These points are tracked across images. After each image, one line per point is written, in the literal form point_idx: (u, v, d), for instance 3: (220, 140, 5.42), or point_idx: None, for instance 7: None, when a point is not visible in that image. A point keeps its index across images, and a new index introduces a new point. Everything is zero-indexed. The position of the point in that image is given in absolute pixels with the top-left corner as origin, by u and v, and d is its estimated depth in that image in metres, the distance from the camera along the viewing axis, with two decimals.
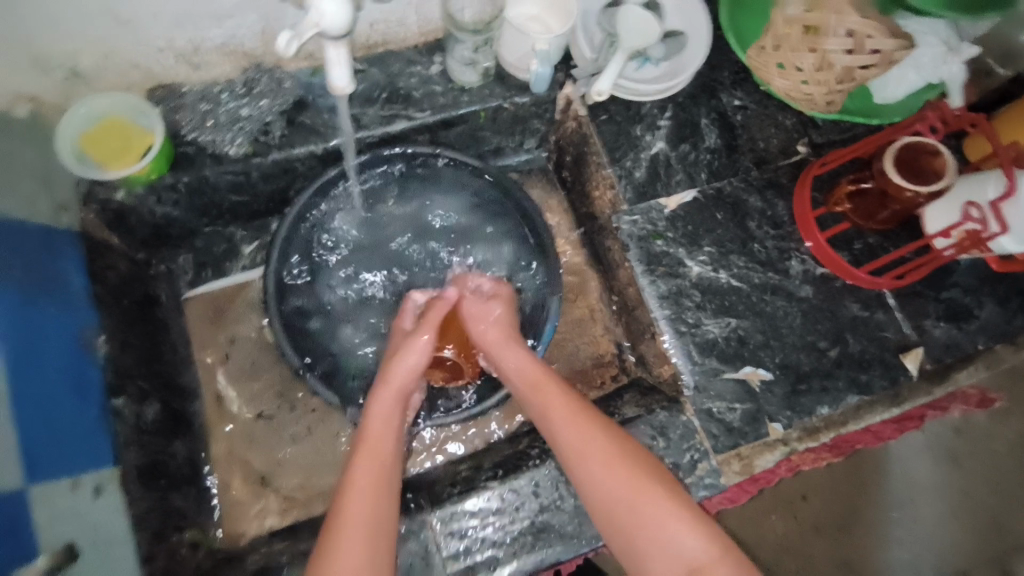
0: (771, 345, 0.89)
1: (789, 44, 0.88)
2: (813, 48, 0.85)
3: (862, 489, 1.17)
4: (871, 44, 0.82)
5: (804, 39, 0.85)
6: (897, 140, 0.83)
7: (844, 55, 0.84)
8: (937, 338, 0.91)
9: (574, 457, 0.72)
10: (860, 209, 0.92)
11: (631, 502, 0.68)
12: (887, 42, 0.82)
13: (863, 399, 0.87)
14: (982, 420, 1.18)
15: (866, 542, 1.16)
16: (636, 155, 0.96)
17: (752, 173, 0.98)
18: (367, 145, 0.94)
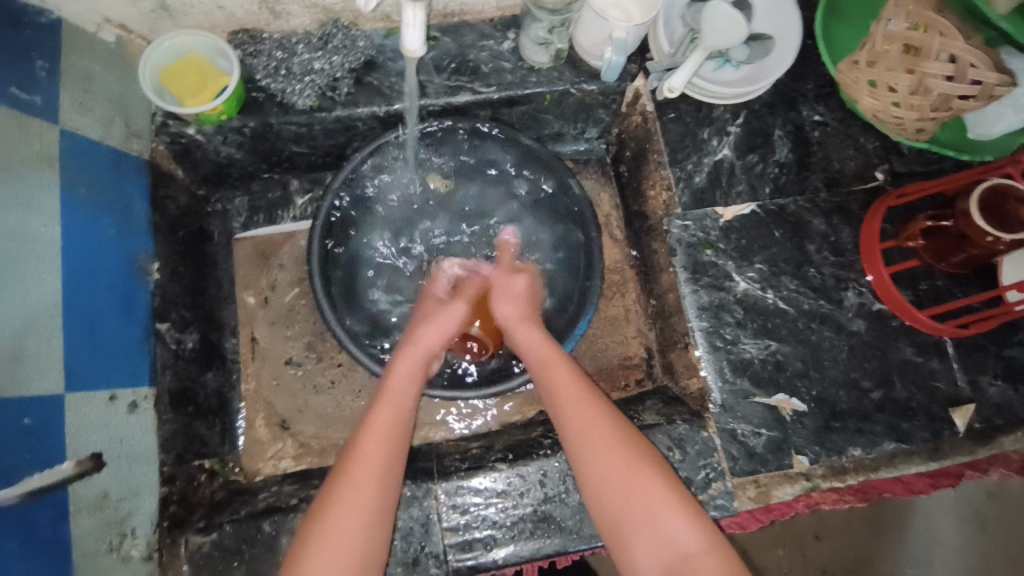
0: (810, 376, 0.85)
1: (885, 62, 0.83)
2: (910, 68, 0.80)
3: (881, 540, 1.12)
4: (973, 74, 0.76)
5: (902, 58, 0.81)
6: (987, 180, 0.77)
7: (942, 81, 0.78)
8: (991, 396, 0.85)
9: (579, 438, 0.71)
10: (932, 249, 0.85)
11: (631, 491, 0.67)
12: (989, 75, 0.76)
13: (899, 448, 0.82)
14: None
15: None
16: (699, 159, 0.93)
17: (821, 195, 0.93)
18: (429, 113, 0.94)
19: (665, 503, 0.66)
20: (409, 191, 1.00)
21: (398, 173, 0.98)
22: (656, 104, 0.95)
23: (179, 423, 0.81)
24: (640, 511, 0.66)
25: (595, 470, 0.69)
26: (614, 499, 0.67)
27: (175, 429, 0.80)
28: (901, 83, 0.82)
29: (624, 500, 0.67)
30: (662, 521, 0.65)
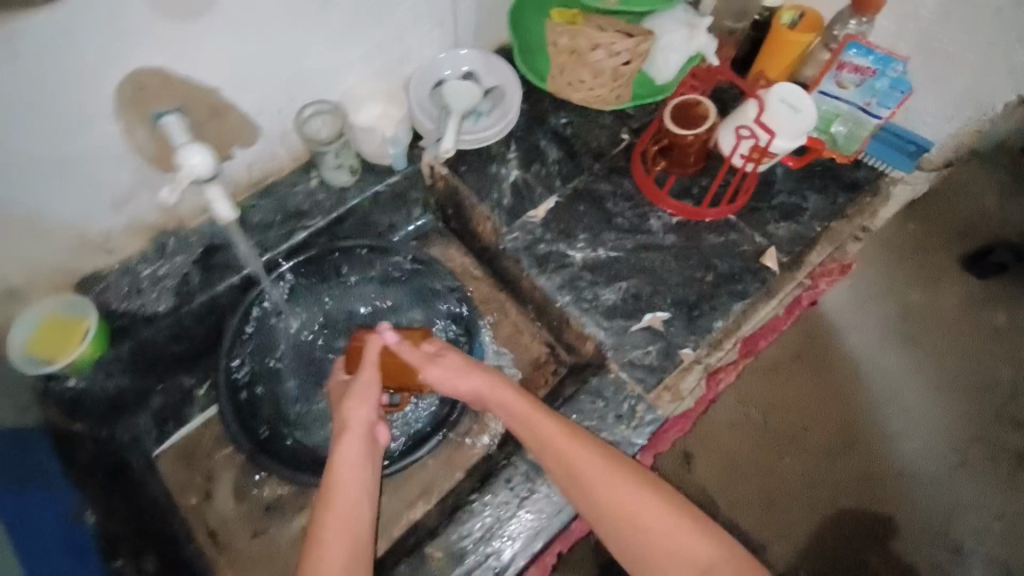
0: (660, 291, 1.04)
1: (567, 68, 1.06)
2: (583, 64, 1.03)
3: (850, 408, 1.44)
4: (618, 48, 1.00)
5: (573, 58, 1.03)
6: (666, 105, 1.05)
7: (604, 57, 1.01)
8: (783, 235, 1.10)
9: (543, 446, 0.84)
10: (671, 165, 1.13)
11: (608, 483, 0.81)
12: (627, 42, 0.99)
13: (746, 304, 1.03)
14: (943, 305, 1.53)
15: (875, 446, 1.41)
16: (499, 188, 1.15)
17: (596, 166, 1.18)
18: (277, 259, 1.08)
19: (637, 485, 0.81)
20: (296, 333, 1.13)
21: (279, 321, 1.11)
22: (448, 165, 1.16)
23: None
24: (621, 500, 0.80)
25: (618, 510, 0.79)
26: (585, 492, 0.81)
27: None
28: (584, 76, 1.06)
29: (649, 532, 0.78)
30: (684, 535, 0.78)
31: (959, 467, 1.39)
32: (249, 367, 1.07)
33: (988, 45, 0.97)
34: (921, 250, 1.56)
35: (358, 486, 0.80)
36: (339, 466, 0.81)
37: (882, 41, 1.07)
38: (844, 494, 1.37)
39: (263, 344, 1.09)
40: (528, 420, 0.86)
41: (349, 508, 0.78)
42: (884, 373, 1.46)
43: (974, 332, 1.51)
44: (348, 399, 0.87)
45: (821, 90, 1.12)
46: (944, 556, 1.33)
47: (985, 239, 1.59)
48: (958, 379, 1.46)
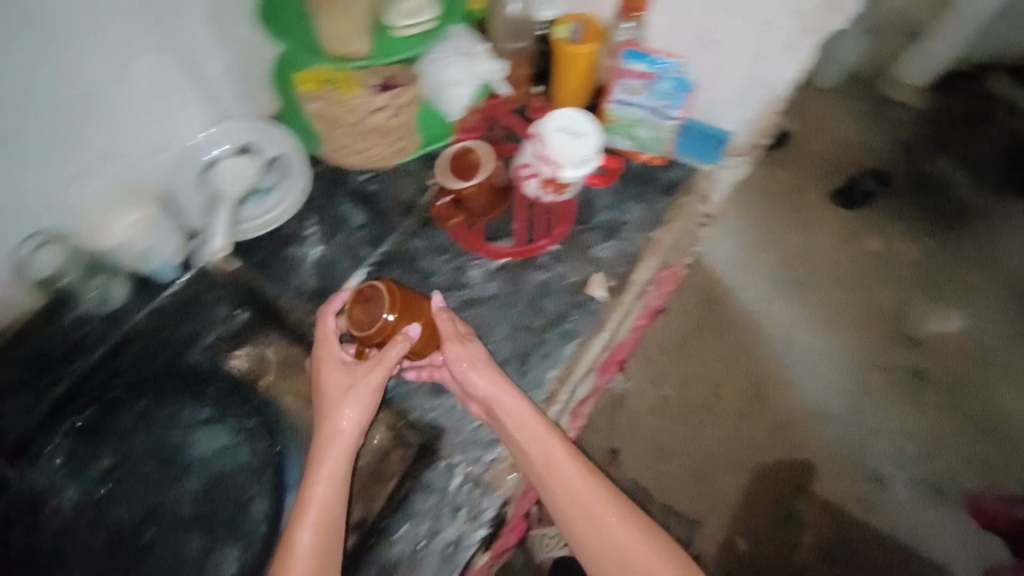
0: (488, 350, 0.97)
1: (336, 133, 0.96)
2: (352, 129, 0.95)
3: (744, 359, 1.46)
4: (374, 104, 0.90)
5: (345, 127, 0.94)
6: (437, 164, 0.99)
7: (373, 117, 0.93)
8: (607, 257, 1.05)
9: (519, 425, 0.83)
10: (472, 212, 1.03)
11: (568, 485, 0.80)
12: (381, 97, 0.90)
13: (577, 343, 0.97)
14: (847, 213, 1.65)
15: (778, 389, 1.45)
16: (300, 271, 1.04)
17: (405, 221, 1.08)
18: (42, 419, 0.93)
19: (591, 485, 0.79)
20: (73, 492, 0.92)
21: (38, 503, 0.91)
22: (236, 258, 1.03)
23: None
24: (570, 495, 0.79)
25: (573, 524, 0.77)
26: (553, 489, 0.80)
27: None
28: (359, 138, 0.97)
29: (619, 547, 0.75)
30: (644, 554, 0.74)
31: (862, 394, 1.44)
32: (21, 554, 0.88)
33: (761, 26, 0.88)
34: (797, 194, 1.65)
35: (331, 485, 0.76)
36: (324, 475, 0.77)
37: (663, 40, 1.00)
38: (760, 449, 1.40)
39: (44, 517, 0.90)
40: (504, 392, 0.83)
41: (330, 500, 0.76)
42: (777, 323, 1.50)
43: (859, 265, 1.58)
44: (345, 392, 0.80)
45: (615, 100, 1.04)
46: (865, 487, 1.37)
47: (845, 175, 1.68)
48: (846, 309, 1.53)
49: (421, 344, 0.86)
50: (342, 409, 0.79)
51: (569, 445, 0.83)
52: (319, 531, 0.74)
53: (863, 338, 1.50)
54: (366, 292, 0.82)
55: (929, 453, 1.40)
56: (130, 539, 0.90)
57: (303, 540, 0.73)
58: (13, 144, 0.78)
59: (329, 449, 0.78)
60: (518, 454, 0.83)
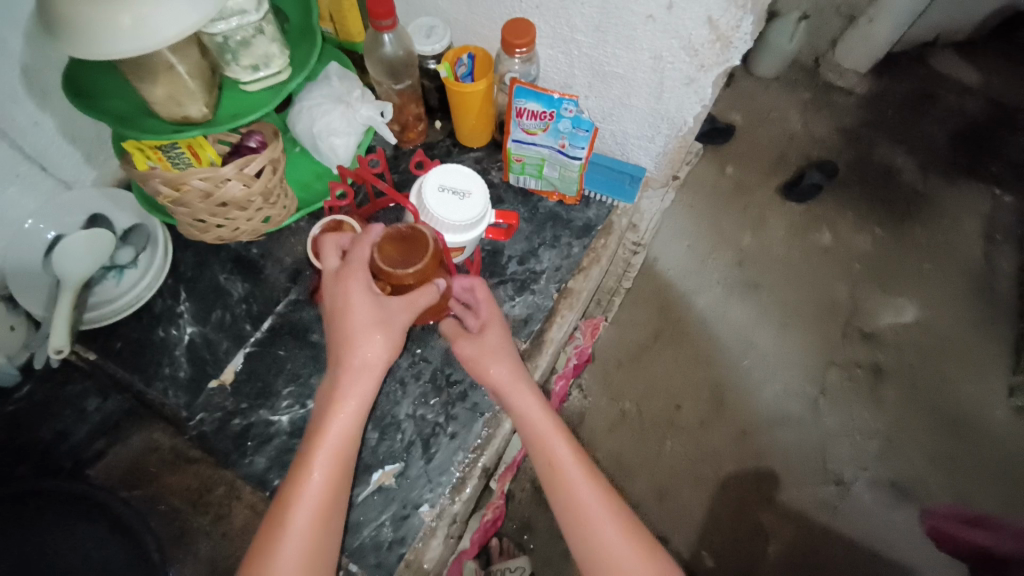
0: (388, 433, 0.86)
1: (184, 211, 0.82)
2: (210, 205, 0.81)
3: (702, 368, 1.37)
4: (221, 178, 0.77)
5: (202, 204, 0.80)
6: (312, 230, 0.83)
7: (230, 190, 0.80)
8: (519, 315, 0.95)
9: (520, 420, 0.77)
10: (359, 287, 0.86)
11: (564, 485, 0.72)
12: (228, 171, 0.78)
13: (488, 417, 0.88)
14: (795, 216, 1.59)
15: (740, 397, 1.36)
16: (171, 356, 0.91)
17: (294, 290, 0.97)
18: None
19: (591, 484, 0.72)
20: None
21: None
22: (95, 349, 0.91)
23: None
24: (568, 484, 0.72)
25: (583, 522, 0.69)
26: (553, 485, 0.73)
27: None
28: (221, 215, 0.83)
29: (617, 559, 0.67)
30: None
31: (819, 396, 1.37)
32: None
33: (653, 59, 0.83)
34: (744, 195, 1.60)
35: (355, 423, 0.69)
36: (344, 427, 0.68)
37: (556, 71, 0.94)
38: (727, 462, 1.30)
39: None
40: (514, 380, 0.78)
41: (342, 450, 0.67)
42: (737, 324, 1.43)
43: (811, 261, 1.53)
44: (370, 324, 0.69)
45: (515, 138, 0.97)
46: (830, 491, 1.30)
47: (791, 172, 1.64)
48: (799, 309, 1.46)
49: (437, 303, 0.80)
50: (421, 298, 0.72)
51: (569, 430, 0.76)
52: (331, 487, 0.66)
53: (817, 340, 1.43)
54: (405, 231, 0.74)
55: (853, 419, 1.36)
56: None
57: (314, 483, 0.65)
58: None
59: (353, 380, 0.69)
60: (539, 438, 0.75)
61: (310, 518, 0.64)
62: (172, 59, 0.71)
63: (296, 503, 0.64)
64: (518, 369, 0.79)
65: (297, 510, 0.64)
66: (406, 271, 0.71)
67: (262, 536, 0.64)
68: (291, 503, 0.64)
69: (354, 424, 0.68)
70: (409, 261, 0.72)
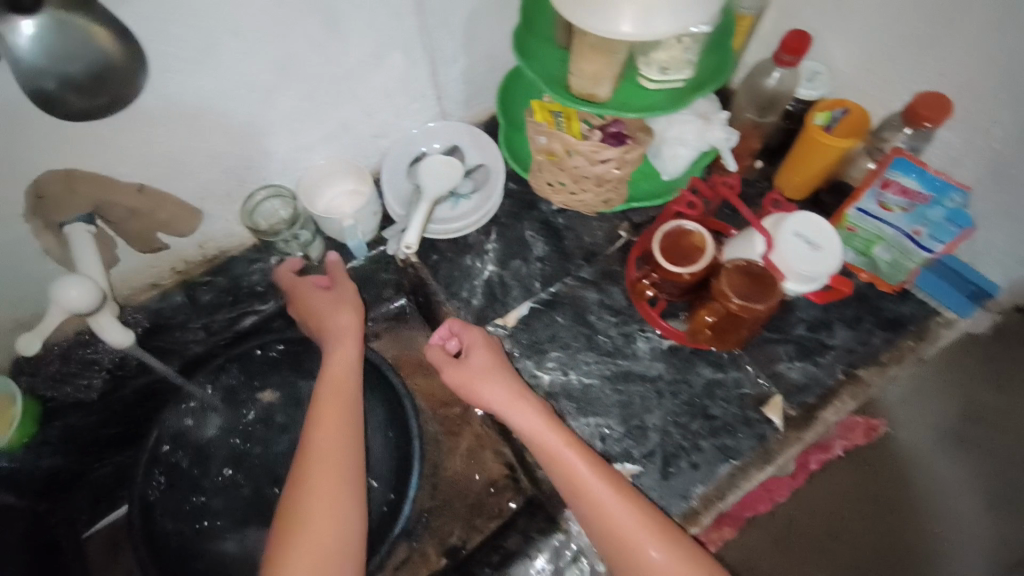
0: (635, 434, 0.89)
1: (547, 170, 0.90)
2: (562, 169, 0.87)
3: None
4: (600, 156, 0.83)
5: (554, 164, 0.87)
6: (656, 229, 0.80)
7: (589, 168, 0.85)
8: (795, 379, 0.92)
9: (548, 456, 0.81)
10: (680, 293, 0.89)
11: (601, 498, 0.77)
12: (612, 151, 0.82)
13: (736, 466, 0.85)
14: None
15: None
16: (470, 284, 1.03)
17: (585, 269, 1.05)
18: (222, 345, 1.03)
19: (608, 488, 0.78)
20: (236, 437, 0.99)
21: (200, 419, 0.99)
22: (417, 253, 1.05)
23: None
24: (598, 504, 0.77)
25: (623, 526, 0.76)
26: (581, 501, 0.78)
27: None
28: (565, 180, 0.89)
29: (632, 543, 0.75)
30: None
31: None
32: (172, 472, 0.95)
33: None
34: None
35: (343, 420, 0.81)
36: (321, 447, 0.78)
37: (943, 157, 0.87)
38: None
39: (202, 446, 0.98)
40: (512, 400, 0.85)
41: (335, 449, 0.79)
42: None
43: None
44: (344, 374, 0.86)
45: (859, 208, 0.90)
46: None
47: None
48: None
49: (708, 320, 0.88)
50: (457, 378, 0.89)
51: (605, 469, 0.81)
52: (334, 460, 0.78)
53: None
54: (757, 270, 0.75)
55: None
56: (252, 496, 0.96)
57: (316, 507, 0.74)
58: (293, 90, 0.83)
59: (326, 385, 0.85)
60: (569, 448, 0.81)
61: (321, 487, 0.75)
62: (615, 47, 0.77)
63: (296, 519, 0.73)
64: (523, 401, 0.85)
65: (299, 537, 0.72)
66: (757, 309, 0.73)
67: (275, 550, 0.72)
68: (295, 519, 0.73)
69: (337, 447, 0.79)
70: (351, 345, 0.90)
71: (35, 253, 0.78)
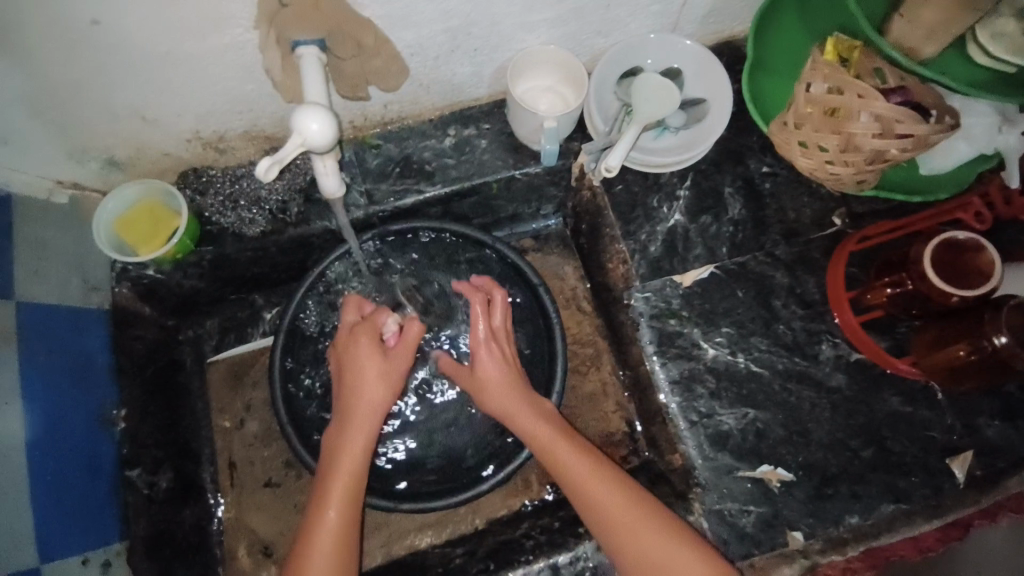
0: (795, 442, 0.81)
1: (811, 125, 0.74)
2: (836, 130, 0.71)
3: None
4: (901, 128, 0.67)
5: (827, 120, 0.71)
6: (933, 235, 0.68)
7: (872, 139, 0.69)
8: (992, 440, 0.81)
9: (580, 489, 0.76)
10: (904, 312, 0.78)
11: (621, 521, 0.73)
12: (921, 126, 0.67)
13: (899, 509, 0.78)
14: None
15: None
16: (652, 228, 0.92)
17: (781, 248, 0.91)
18: (380, 218, 0.96)
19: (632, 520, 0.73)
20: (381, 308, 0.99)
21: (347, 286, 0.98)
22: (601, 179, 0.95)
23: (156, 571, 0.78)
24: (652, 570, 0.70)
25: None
26: (609, 533, 0.73)
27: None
28: (830, 143, 0.72)
29: None
30: None
31: None
32: (317, 331, 0.97)
33: None
34: None
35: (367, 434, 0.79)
36: (361, 415, 0.80)
37: None
38: None
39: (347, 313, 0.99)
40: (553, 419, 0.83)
41: (344, 499, 0.75)
42: None
43: None
44: (360, 409, 0.80)
45: None
46: None
47: None
48: None
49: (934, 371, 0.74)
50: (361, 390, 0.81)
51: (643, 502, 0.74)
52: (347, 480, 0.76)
53: None
54: None
55: None
56: None
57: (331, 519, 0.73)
58: None
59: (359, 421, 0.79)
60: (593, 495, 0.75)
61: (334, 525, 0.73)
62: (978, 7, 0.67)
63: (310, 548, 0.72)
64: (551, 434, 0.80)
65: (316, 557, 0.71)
66: None
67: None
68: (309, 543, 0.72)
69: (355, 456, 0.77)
70: (378, 374, 0.81)
71: (247, 68, 0.74)
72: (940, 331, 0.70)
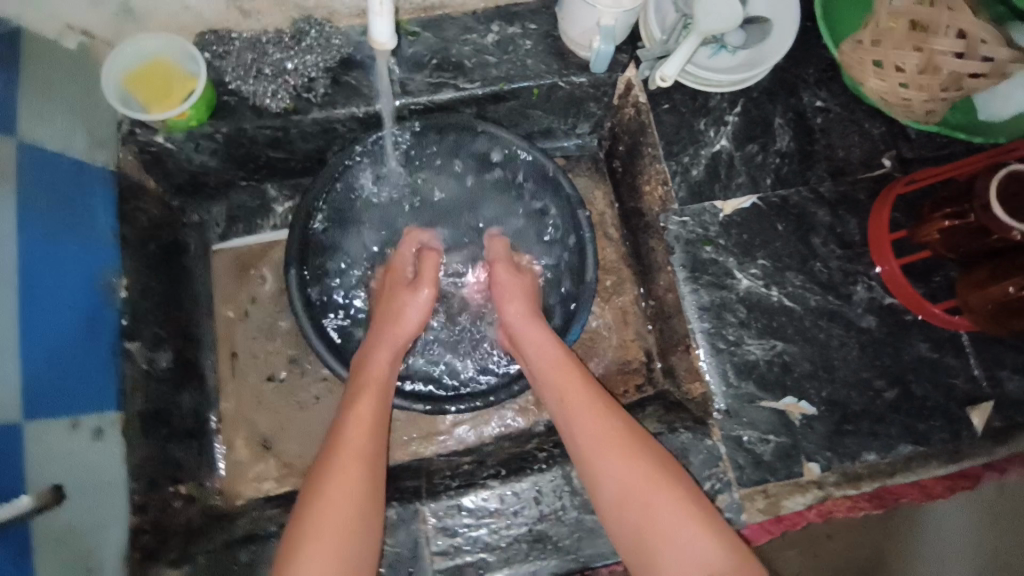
0: (819, 376, 0.80)
1: (890, 41, 0.75)
2: (919, 46, 0.73)
3: None
4: (985, 49, 0.70)
5: (910, 36, 0.73)
6: (998, 170, 0.70)
7: (953, 58, 0.72)
8: (1012, 393, 0.80)
9: (591, 452, 0.68)
10: (950, 253, 0.79)
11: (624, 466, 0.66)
12: (1003, 49, 0.70)
13: (917, 450, 0.78)
14: None
15: None
16: (696, 152, 0.88)
17: (826, 185, 0.87)
18: (411, 112, 0.89)
19: (646, 471, 0.65)
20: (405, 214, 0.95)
21: (366, 183, 0.93)
22: (648, 95, 0.90)
23: (153, 446, 0.76)
24: (627, 493, 0.64)
25: (662, 523, 0.62)
26: (609, 471, 0.66)
27: (149, 454, 0.75)
28: (909, 62, 0.74)
29: (664, 541, 0.61)
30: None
31: None
32: (329, 225, 0.92)
33: None
34: None
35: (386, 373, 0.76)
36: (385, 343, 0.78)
37: None
38: None
39: (362, 211, 0.94)
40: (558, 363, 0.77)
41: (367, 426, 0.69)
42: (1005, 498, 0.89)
43: None
44: (395, 330, 0.80)
45: None
46: None
47: None
48: None
49: (972, 305, 0.76)
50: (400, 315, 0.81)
51: (633, 431, 0.69)
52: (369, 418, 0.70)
53: None
54: None
55: None
56: None
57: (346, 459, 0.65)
58: None
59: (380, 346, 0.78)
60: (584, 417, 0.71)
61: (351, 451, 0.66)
62: None
63: (334, 460, 0.65)
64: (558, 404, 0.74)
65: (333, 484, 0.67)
66: None
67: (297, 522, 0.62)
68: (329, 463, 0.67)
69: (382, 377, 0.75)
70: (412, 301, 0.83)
71: None
72: (993, 268, 0.73)
